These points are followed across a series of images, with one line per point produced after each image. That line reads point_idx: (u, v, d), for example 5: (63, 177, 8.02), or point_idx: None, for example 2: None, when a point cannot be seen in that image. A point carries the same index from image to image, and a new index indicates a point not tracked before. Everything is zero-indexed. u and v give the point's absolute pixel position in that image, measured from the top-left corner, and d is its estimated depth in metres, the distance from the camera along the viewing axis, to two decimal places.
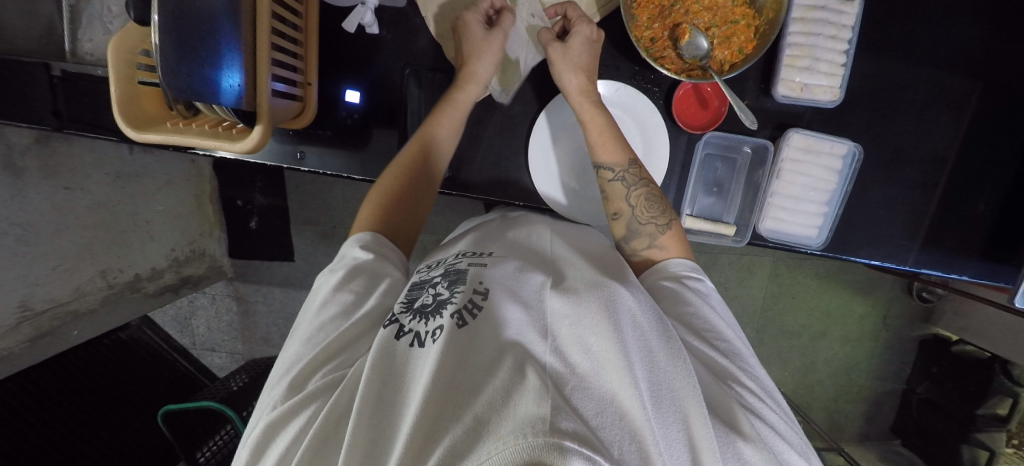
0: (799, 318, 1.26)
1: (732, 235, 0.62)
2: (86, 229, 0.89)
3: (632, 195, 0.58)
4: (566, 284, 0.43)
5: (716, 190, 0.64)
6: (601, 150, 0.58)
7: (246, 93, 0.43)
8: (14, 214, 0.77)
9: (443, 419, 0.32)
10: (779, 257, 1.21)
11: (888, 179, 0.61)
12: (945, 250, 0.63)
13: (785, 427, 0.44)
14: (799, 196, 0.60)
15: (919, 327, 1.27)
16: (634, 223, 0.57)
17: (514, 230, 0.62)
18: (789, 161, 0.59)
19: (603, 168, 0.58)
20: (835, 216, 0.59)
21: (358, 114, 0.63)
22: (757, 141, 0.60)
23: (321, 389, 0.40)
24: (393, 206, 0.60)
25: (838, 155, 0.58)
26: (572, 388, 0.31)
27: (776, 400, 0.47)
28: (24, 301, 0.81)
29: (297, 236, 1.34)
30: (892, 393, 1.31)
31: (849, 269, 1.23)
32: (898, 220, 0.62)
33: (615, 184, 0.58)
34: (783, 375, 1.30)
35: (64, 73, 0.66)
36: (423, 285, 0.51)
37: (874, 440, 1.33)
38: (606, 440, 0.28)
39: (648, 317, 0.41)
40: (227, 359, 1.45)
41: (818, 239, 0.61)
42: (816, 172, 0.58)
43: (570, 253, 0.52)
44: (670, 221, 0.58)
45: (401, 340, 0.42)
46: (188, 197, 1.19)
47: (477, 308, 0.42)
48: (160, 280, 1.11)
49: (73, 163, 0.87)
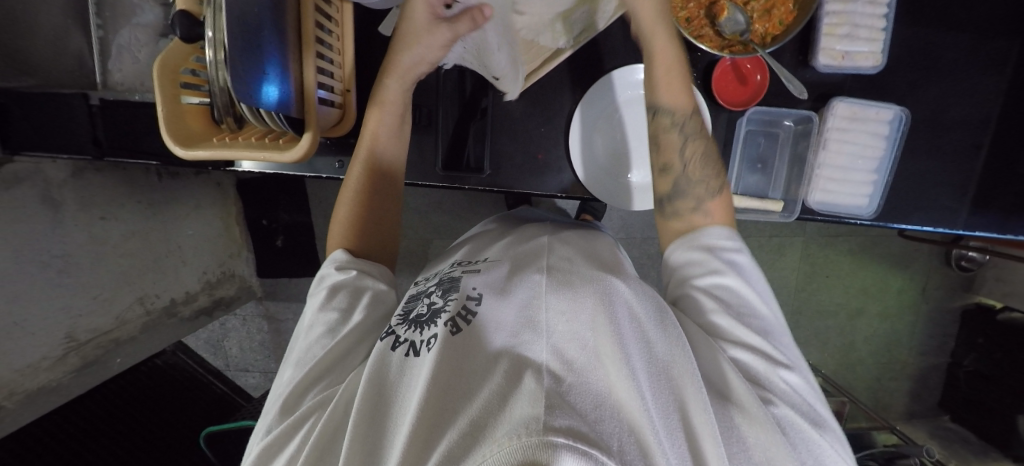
0: (835, 296, 1.23)
1: (780, 210, 0.61)
2: (121, 258, 0.92)
3: (687, 148, 0.55)
4: (557, 275, 0.43)
5: (760, 166, 0.65)
6: (667, 92, 0.56)
7: (297, 102, 0.45)
8: (55, 248, 0.80)
9: (439, 425, 0.32)
10: (810, 235, 1.18)
11: (934, 142, 0.60)
12: (1000, 211, 0.61)
13: (808, 407, 0.42)
14: (847, 166, 0.58)
15: (960, 296, 1.24)
16: (683, 181, 0.54)
17: (510, 236, 0.64)
18: (834, 129, 0.58)
19: (664, 110, 0.56)
20: (886, 183, 0.58)
21: None
22: (803, 113, 0.59)
23: (314, 406, 0.43)
24: (364, 210, 0.61)
25: (884, 120, 0.57)
26: (569, 384, 0.30)
27: (795, 366, 0.44)
28: (70, 332, 0.83)
29: (323, 250, 1.35)
30: (937, 367, 1.28)
31: (883, 243, 1.20)
32: (946, 182, 0.61)
33: (671, 133, 0.56)
34: (822, 357, 1.27)
35: (102, 101, 0.67)
36: (418, 296, 0.53)
37: (922, 417, 1.30)
38: (606, 433, 0.27)
39: (642, 307, 0.40)
40: (261, 378, 1.45)
41: (868, 208, 0.59)
42: (863, 140, 0.57)
43: (565, 248, 0.52)
44: (722, 189, 0.55)
45: (396, 351, 0.43)
46: (215, 219, 1.21)
47: (471, 315, 0.43)
48: (194, 303, 1.13)
49: (105, 197, 0.91)
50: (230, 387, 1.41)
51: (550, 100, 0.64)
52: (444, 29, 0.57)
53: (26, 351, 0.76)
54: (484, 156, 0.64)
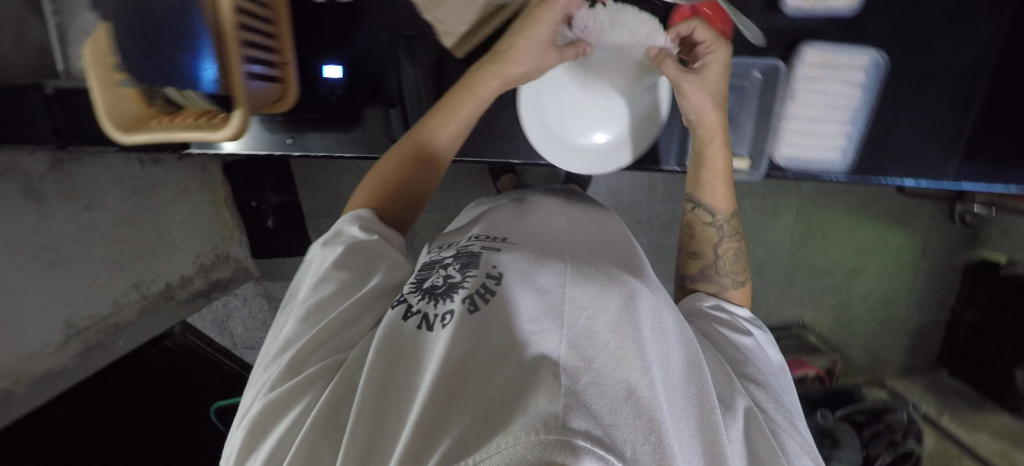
0: (831, 255, 1.20)
1: (747, 168, 0.61)
2: (111, 246, 0.94)
3: (722, 246, 0.63)
4: (581, 271, 0.43)
5: (725, 122, 0.61)
6: (709, 195, 0.60)
7: (221, 75, 0.42)
8: (41, 240, 0.82)
9: (450, 410, 0.31)
10: (806, 193, 1.14)
11: (921, 89, 0.56)
12: (992, 161, 0.57)
13: (803, 438, 0.47)
14: (817, 117, 0.58)
15: (963, 252, 1.20)
16: (712, 269, 0.63)
17: (529, 213, 0.62)
18: (804, 79, 0.57)
19: (705, 209, 0.62)
20: (858, 135, 0.58)
21: (340, 89, 0.62)
22: (768, 63, 0.57)
23: (318, 374, 0.42)
24: (386, 189, 0.59)
25: (859, 67, 0.55)
26: (585, 382, 0.30)
27: (791, 400, 0.51)
28: (68, 319, 0.86)
29: (313, 230, 1.33)
30: (936, 324, 1.26)
31: (883, 199, 1.15)
32: (934, 132, 0.57)
33: (709, 228, 0.63)
34: (818, 316, 1.26)
35: (57, 90, 0.66)
36: (433, 266, 0.52)
37: (919, 373, 1.29)
38: (620, 439, 0.27)
39: (662, 319, 0.42)
40: None
41: (842, 162, 0.59)
42: (835, 89, 0.56)
43: (582, 241, 0.52)
44: (745, 281, 0.63)
45: (409, 321, 0.42)
46: (205, 203, 1.21)
47: (489, 293, 0.41)
48: (191, 286, 1.16)
49: (88, 185, 0.91)
50: (238, 364, 1.46)
51: None
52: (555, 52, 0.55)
53: (27, 339, 0.79)
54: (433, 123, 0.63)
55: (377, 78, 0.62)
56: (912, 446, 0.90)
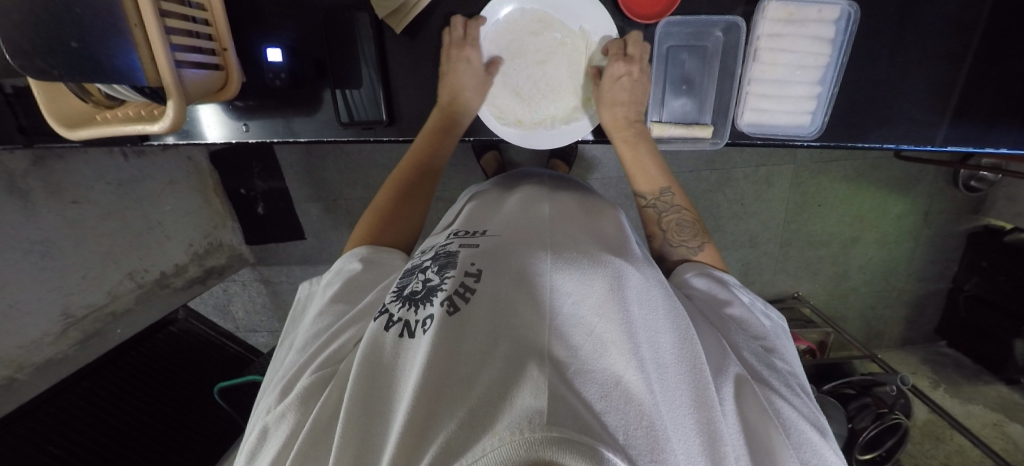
0: (828, 226, 1.17)
1: (709, 137, 0.65)
2: (102, 237, 0.95)
3: (663, 221, 0.60)
4: (564, 253, 0.42)
5: (686, 87, 0.65)
6: (637, 179, 0.62)
7: (147, 66, 0.46)
8: (32, 234, 0.83)
9: (438, 414, 0.29)
10: (801, 162, 1.10)
11: (895, 54, 0.61)
12: (977, 120, 0.61)
13: (805, 405, 0.43)
14: (784, 78, 0.62)
15: (967, 219, 1.16)
16: (665, 245, 0.59)
17: (512, 198, 0.59)
18: (768, 36, 0.60)
19: (639, 195, 0.62)
20: (828, 96, 0.61)
21: (284, 73, 0.63)
22: (729, 19, 0.60)
23: (308, 392, 0.39)
24: (390, 207, 0.61)
25: (829, 20, 0.58)
26: (574, 372, 0.31)
27: (789, 360, 0.47)
28: (65, 309, 0.88)
29: (303, 213, 1.33)
30: (937, 293, 1.23)
31: (884, 166, 1.11)
32: (915, 99, 0.62)
33: (648, 210, 0.61)
34: (813, 288, 1.24)
35: (16, 88, 0.66)
36: (413, 272, 0.47)
37: (917, 342, 1.28)
38: (612, 425, 0.28)
39: (652, 297, 0.40)
40: (270, 337, 1.52)
41: (811, 128, 0.63)
42: (804, 46, 0.59)
43: (567, 224, 0.50)
44: (703, 243, 0.57)
45: (389, 331, 0.39)
46: (194, 192, 1.21)
47: (468, 292, 0.38)
48: (185, 274, 1.18)
49: (74, 179, 0.92)
50: (243, 347, 1.50)
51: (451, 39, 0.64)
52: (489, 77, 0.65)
53: (28, 329, 0.82)
54: (380, 101, 0.64)
55: (323, 61, 0.64)
56: (899, 417, 0.88)
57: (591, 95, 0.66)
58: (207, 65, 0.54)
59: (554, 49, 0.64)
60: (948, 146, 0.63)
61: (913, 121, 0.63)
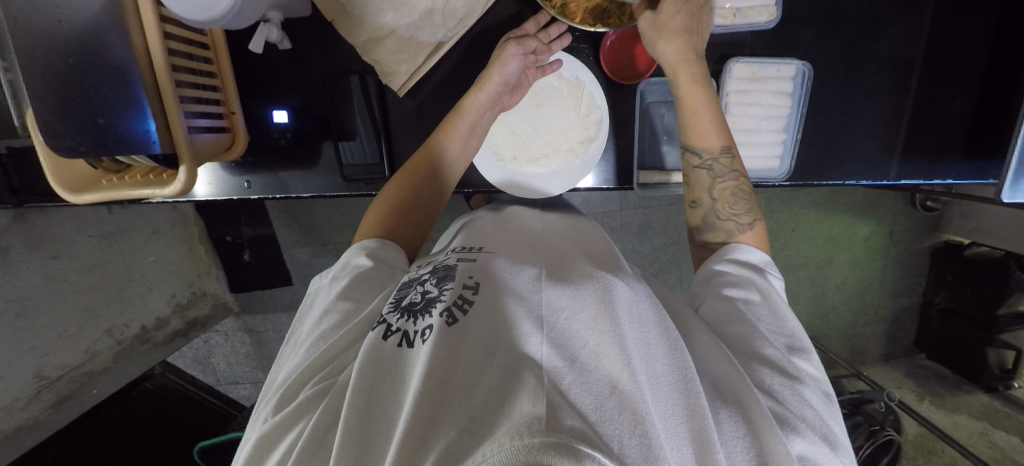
0: (803, 249, 1.23)
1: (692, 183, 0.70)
2: (82, 293, 0.92)
3: (715, 189, 0.58)
4: (557, 276, 0.43)
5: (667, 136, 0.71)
6: (693, 136, 0.59)
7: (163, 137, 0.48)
8: (8, 292, 0.81)
9: (437, 419, 0.30)
10: (772, 192, 1.17)
11: (847, 97, 0.67)
12: (925, 155, 0.68)
13: (812, 414, 0.40)
14: (753, 127, 0.67)
15: (927, 237, 1.25)
16: (712, 216, 0.58)
17: (504, 221, 0.61)
18: (734, 92, 0.66)
19: (692, 153, 0.59)
20: (793, 141, 0.67)
21: (289, 133, 0.67)
22: (700, 79, 0.67)
23: (310, 398, 0.39)
24: (395, 210, 0.60)
25: (786, 77, 0.65)
26: (569, 379, 0.30)
27: (810, 357, 0.45)
28: (38, 371, 0.85)
29: (291, 260, 1.31)
30: (911, 308, 1.30)
31: (847, 192, 1.19)
32: (871, 137, 0.68)
33: (699, 172, 0.59)
34: (796, 309, 1.28)
35: (10, 149, 0.66)
36: (411, 284, 0.48)
37: (899, 357, 1.33)
38: (606, 435, 0.27)
39: (642, 307, 0.41)
40: (252, 389, 1.44)
41: (781, 169, 0.68)
42: (768, 100, 0.66)
43: (562, 246, 0.52)
44: (753, 220, 0.57)
45: (388, 340, 0.39)
46: (178, 241, 1.17)
47: (467, 304, 0.40)
48: (167, 327, 1.13)
49: (56, 233, 0.90)
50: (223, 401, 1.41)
51: (449, 95, 0.69)
52: (513, 47, 0.61)
53: None
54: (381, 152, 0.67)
55: (326, 121, 0.67)
56: (891, 433, 0.90)
57: (586, 138, 0.67)
58: (217, 127, 0.57)
59: (550, 95, 0.68)
60: (903, 179, 0.70)
61: (869, 157, 0.69)
